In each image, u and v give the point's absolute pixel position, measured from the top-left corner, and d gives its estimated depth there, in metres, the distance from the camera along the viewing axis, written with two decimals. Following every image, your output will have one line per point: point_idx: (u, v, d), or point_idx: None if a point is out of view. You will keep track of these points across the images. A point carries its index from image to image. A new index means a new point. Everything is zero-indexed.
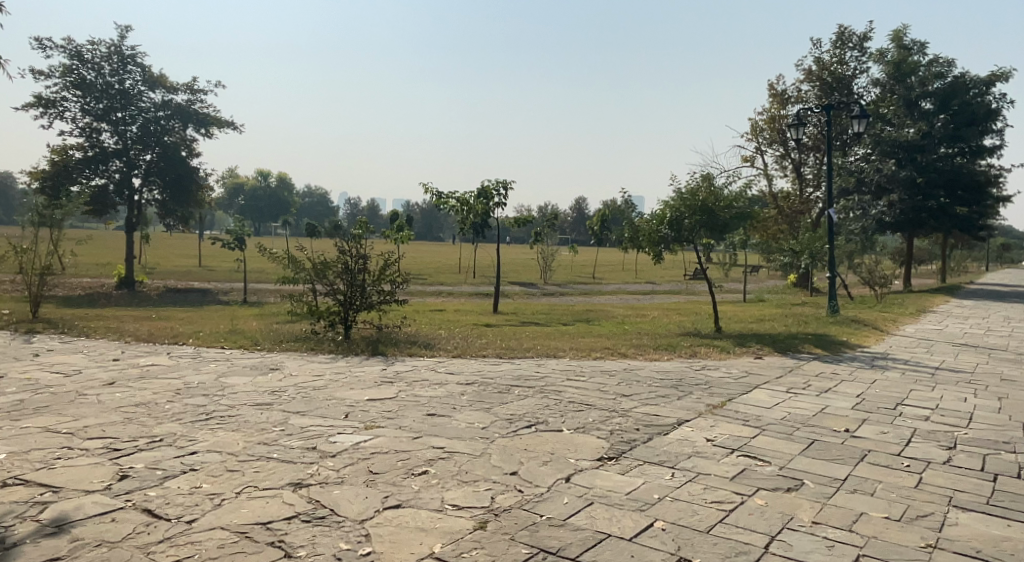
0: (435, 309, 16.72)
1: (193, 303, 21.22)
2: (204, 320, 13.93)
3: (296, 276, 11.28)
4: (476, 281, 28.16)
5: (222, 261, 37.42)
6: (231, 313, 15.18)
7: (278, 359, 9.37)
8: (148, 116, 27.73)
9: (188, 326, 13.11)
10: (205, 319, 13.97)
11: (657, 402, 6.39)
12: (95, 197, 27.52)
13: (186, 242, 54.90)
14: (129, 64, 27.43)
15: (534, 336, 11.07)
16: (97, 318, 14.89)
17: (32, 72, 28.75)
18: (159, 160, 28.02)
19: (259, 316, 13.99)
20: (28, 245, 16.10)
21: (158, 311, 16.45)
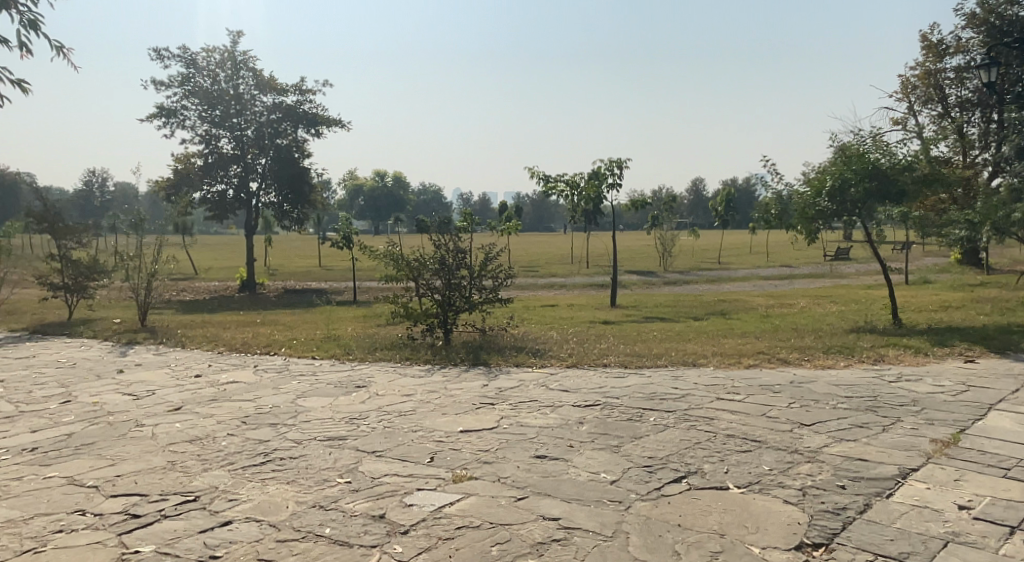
0: (548, 306, 15.15)
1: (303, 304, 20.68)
2: (302, 326, 12.91)
3: (389, 275, 10.07)
4: (590, 271, 26.49)
5: (337, 260, 37.42)
6: (332, 317, 14.15)
7: (367, 373, 8.10)
8: (262, 120, 27.44)
9: (285, 333, 12.09)
10: (303, 325, 12.95)
11: (854, 440, 4.64)
12: (216, 204, 27.64)
13: (304, 243, 56.07)
14: (242, 69, 27.29)
15: (665, 337, 9.31)
16: (199, 326, 14.21)
17: (153, 83, 29.22)
18: (274, 164, 27.77)
19: (356, 321, 12.87)
20: (134, 253, 15.53)
21: (262, 316, 15.67)
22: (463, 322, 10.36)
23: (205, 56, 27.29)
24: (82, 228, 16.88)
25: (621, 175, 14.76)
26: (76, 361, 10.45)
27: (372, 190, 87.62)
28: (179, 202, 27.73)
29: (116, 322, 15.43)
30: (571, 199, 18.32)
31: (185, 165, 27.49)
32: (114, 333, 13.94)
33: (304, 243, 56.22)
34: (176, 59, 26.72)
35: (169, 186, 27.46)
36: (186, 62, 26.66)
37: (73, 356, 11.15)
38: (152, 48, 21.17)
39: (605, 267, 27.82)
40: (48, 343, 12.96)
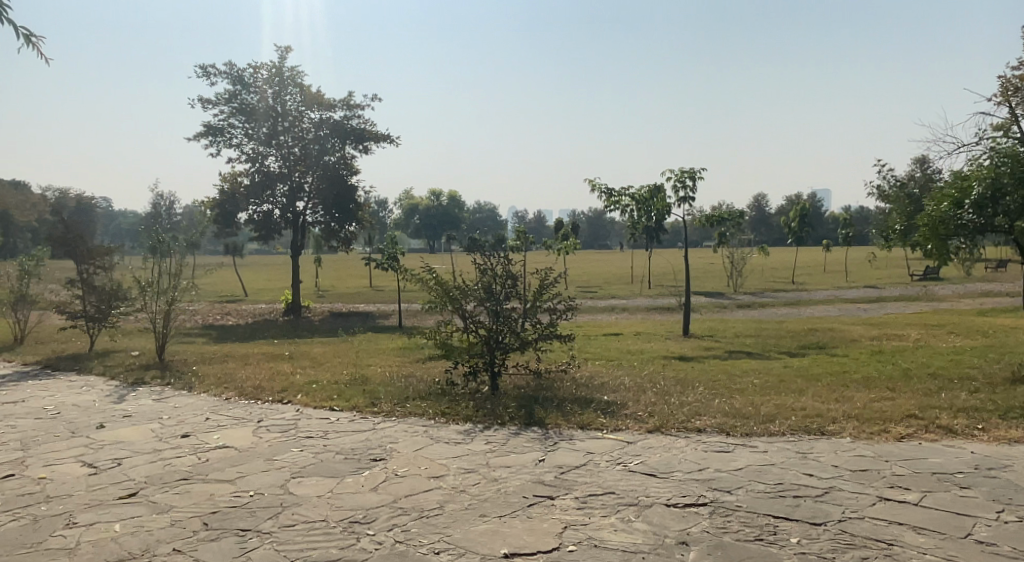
0: (611, 337, 13.19)
1: (343, 329, 19.21)
2: (330, 362, 11.26)
3: (426, 303, 8.35)
4: (653, 292, 24.48)
5: (384, 282, 36.05)
6: (366, 351, 12.49)
7: (391, 434, 6.34)
8: (310, 137, 25.73)
9: (310, 371, 10.44)
10: (332, 361, 11.29)
11: None
12: (262, 225, 26.11)
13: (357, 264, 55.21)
14: (289, 85, 25.48)
15: (770, 383, 7.32)
16: (219, 360, 12.70)
17: (201, 101, 28.00)
18: (321, 182, 26.08)
19: (392, 357, 11.14)
20: (150, 280, 14.11)
21: (292, 347, 14.10)
22: (514, 364, 8.56)
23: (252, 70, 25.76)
24: (104, 252, 15.67)
25: (695, 188, 12.78)
26: (63, 414, 8.98)
27: (425, 209, 86.93)
28: (224, 223, 26.35)
29: (134, 356, 14.07)
30: (630, 214, 16.38)
31: (232, 184, 26.13)
32: (125, 369, 12.56)
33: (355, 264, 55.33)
34: (222, 74, 25.29)
35: (215, 207, 26.12)
36: (231, 77, 25.18)
37: (66, 404, 9.71)
38: (196, 66, 19.76)
39: (669, 287, 25.77)
40: (50, 386, 11.63)
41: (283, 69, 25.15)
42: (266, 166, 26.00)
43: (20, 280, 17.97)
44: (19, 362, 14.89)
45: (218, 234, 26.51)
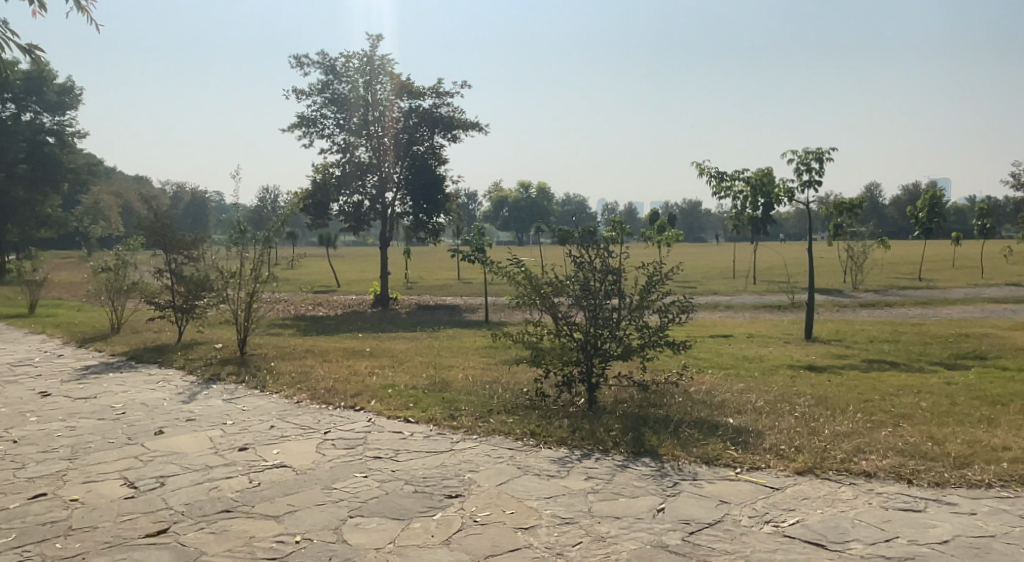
0: (721, 338, 11.71)
1: (430, 321, 18.43)
2: (410, 362, 10.31)
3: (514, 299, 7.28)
4: (759, 288, 22.68)
5: (474, 274, 35.27)
6: (451, 349, 11.49)
7: (470, 457, 5.27)
8: (399, 127, 24.56)
9: (388, 372, 9.50)
10: (414, 361, 10.33)
11: None
12: (353, 216, 25.38)
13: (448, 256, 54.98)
14: (380, 74, 24.14)
15: (943, 406, 5.84)
16: (298, 355, 11.99)
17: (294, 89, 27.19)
18: (410, 173, 24.94)
19: (478, 358, 10.08)
20: (233, 270, 13.66)
21: (375, 343, 13.28)
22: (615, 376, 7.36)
23: (343, 57, 24.83)
24: (190, 241, 15.30)
25: (822, 170, 11.22)
26: (129, 416, 8.40)
27: (516, 201, 86.34)
28: (317, 215, 25.77)
29: (215, 349, 13.61)
30: (736, 202, 14.83)
31: (323, 175, 25.38)
32: (204, 363, 12.05)
33: (445, 255, 55.08)
34: (314, 63, 24.53)
35: (306, 198, 25.42)
36: (322, 65, 24.34)
37: (136, 404, 9.17)
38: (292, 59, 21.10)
39: (778, 282, 23.85)
40: (129, 380, 11.26)
41: (372, 56, 24.06)
42: (357, 156, 25.05)
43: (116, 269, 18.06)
44: (107, 352, 14.76)
45: (311, 225, 26.03)
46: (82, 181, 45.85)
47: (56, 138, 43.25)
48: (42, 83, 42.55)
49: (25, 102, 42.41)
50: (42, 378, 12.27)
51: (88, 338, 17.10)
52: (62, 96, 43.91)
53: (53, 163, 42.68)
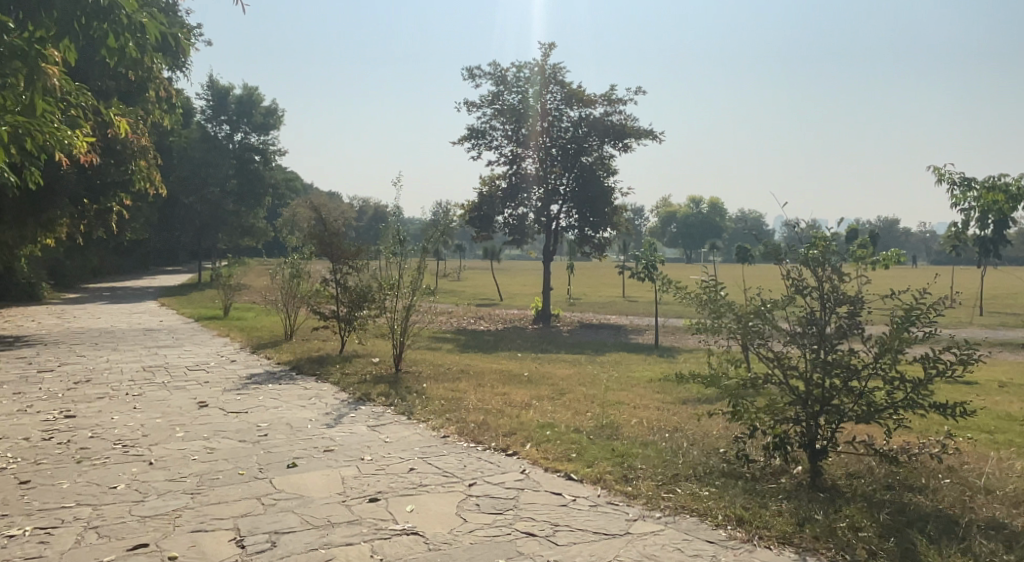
0: (963, 387, 9.46)
1: (600, 342, 17.10)
2: (573, 395, 8.98)
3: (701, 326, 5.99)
4: (987, 322, 19.30)
5: (643, 292, 33.47)
6: (620, 382, 10.06)
7: (654, 552, 3.99)
8: (567, 138, 23.21)
9: (547, 407, 8.24)
10: (576, 395, 9.01)
11: None
12: (517, 230, 24.33)
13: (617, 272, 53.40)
14: (550, 83, 23.13)
15: None
16: (452, 377, 11.01)
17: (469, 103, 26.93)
18: (577, 185, 23.48)
19: (653, 396, 8.59)
20: (392, 281, 13.09)
21: (535, 366, 12.06)
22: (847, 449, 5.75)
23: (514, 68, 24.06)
24: (355, 250, 14.93)
25: None
26: (270, 439, 7.77)
27: (686, 216, 83.38)
28: (481, 227, 24.99)
29: (371, 364, 13.00)
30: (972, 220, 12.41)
31: (490, 187, 24.68)
32: (357, 380, 11.39)
33: (614, 272, 53.49)
34: (485, 74, 23.91)
35: (472, 210, 24.86)
36: (493, 76, 23.68)
37: (282, 424, 8.59)
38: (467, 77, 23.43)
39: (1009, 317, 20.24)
40: (284, 393, 10.87)
41: (543, 65, 23.12)
42: (525, 169, 24.13)
43: (293, 277, 18.31)
44: (273, 359, 14.67)
45: (475, 237, 25.32)
46: (280, 195, 49.13)
47: (261, 156, 46.68)
48: (249, 106, 46.07)
49: (236, 123, 46.08)
50: (206, 385, 12.22)
51: (261, 343, 17.32)
52: (267, 117, 46.72)
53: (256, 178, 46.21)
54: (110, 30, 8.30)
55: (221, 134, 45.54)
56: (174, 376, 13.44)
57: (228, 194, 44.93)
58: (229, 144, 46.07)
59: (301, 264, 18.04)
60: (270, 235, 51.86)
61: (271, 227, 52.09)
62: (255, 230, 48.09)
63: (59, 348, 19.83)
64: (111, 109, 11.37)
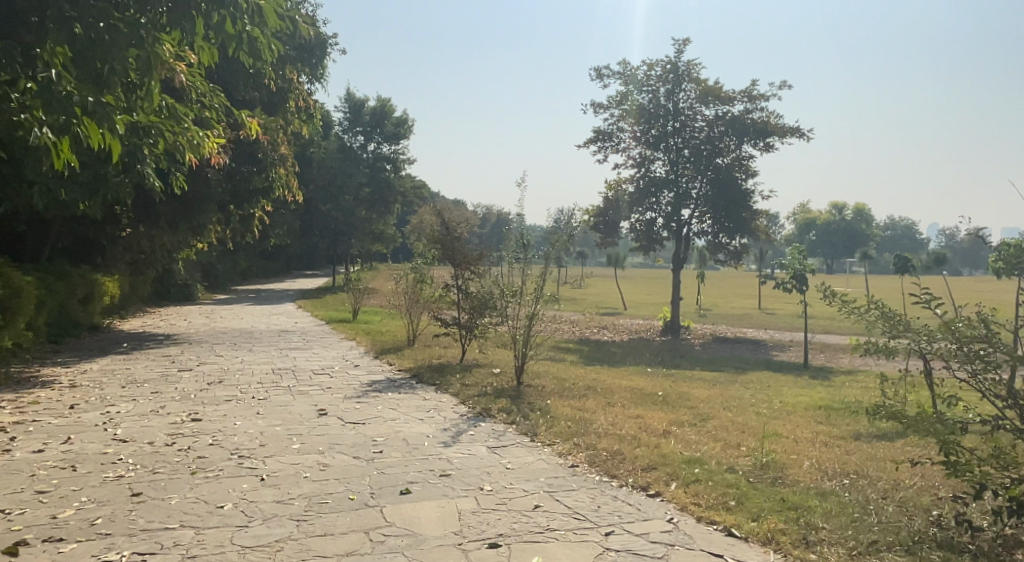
0: None
1: (741, 357, 15.78)
2: (716, 426, 7.90)
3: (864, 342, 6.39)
4: None
5: (780, 304, 31.30)
6: (769, 412, 8.86)
7: None
8: (700, 137, 21.92)
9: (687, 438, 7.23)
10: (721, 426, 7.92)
11: None
12: (644, 235, 23.13)
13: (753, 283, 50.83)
14: (684, 81, 22.00)
15: None
16: (578, 394, 10.13)
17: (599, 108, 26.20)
18: (710, 187, 22.07)
19: (813, 434, 7.38)
20: (515, 287, 12.42)
21: (668, 384, 11.00)
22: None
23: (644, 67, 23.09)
24: (477, 256, 14.39)
25: None
26: (384, 457, 7.21)
27: (826, 224, 78.83)
28: (607, 232, 23.97)
29: (492, 375, 12.30)
30: None
31: (616, 191, 23.58)
32: (477, 392, 10.74)
33: (750, 283, 51.01)
34: (614, 73, 23.04)
35: (597, 215, 23.91)
36: (622, 75, 22.79)
37: (398, 439, 8.02)
38: (596, 73, 23.22)
39: None
40: (403, 404, 10.37)
41: (677, 62, 22.03)
42: (654, 172, 22.95)
43: (417, 282, 18.04)
44: (395, 365, 14.33)
45: (600, 243, 24.32)
46: (410, 202, 49.91)
47: (393, 165, 47.72)
48: (383, 116, 47.25)
49: (370, 133, 47.28)
50: (328, 389, 11.93)
51: (384, 349, 17.08)
52: (398, 127, 47.54)
53: (387, 186, 47.30)
54: (229, 15, 8.06)
55: (356, 144, 46.98)
56: (299, 379, 13.28)
57: (361, 202, 46.09)
58: (363, 154, 47.36)
59: (426, 269, 17.76)
60: (399, 240, 52.80)
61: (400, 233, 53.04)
62: (385, 236, 49.15)
63: (199, 347, 20.48)
64: (242, 110, 11.15)
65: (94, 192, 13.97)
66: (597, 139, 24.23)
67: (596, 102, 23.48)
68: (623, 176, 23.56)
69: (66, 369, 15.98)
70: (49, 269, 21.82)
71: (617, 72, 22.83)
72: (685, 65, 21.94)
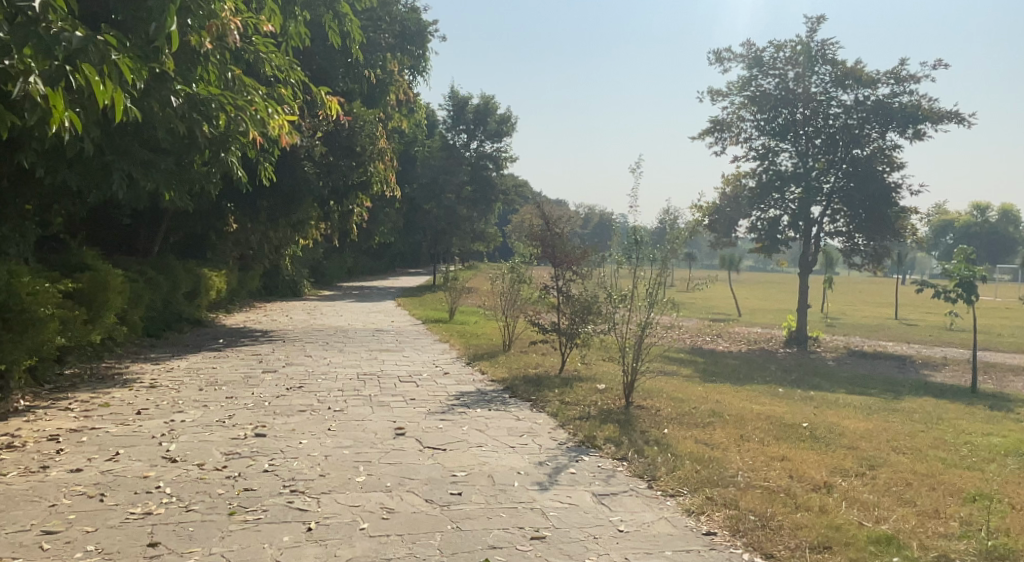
0: None
1: (890, 377, 13.56)
2: (895, 485, 6.07)
3: None
4: None
5: (917, 313, 28.19)
6: (957, 464, 6.87)
7: None
8: (836, 126, 19.54)
9: (863, 509, 5.45)
10: (903, 486, 6.04)
11: None
12: (766, 235, 20.87)
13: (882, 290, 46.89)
14: (818, 63, 19.69)
15: None
16: (702, 423, 8.36)
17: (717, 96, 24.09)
18: (846, 181, 19.62)
19: None
20: (627, 289, 10.51)
21: (811, 413, 9.08)
22: None
23: (770, 49, 20.91)
24: (580, 254, 12.76)
25: None
26: (464, 502, 5.80)
27: (964, 228, 72.74)
28: (723, 232, 21.83)
29: (596, 392, 10.65)
30: None
31: (735, 187, 21.45)
32: (579, 413, 9.15)
33: (877, 290, 47.17)
34: (736, 56, 20.96)
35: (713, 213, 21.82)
36: (745, 58, 20.67)
37: (483, 476, 6.59)
38: (714, 56, 21.23)
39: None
40: (494, 423, 8.94)
41: (809, 42, 19.77)
42: (780, 165, 20.70)
43: (516, 283, 16.60)
44: (488, 374, 12.94)
45: (714, 243, 22.21)
46: (511, 201, 48.74)
47: (495, 163, 46.66)
48: (486, 113, 46.24)
49: (473, 132, 46.54)
50: (411, 401, 10.59)
51: (478, 354, 15.71)
52: (501, 124, 46.48)
53: (488, 184, 46.35)
54: None
55: (458, 142, 46.24)
56: (384, 387, 12.09)
57: (463, 200, 45.30)
58: (466, 152, 46.62)
59: (525, 269, 16.28)
60: (501, 239, 51.69)
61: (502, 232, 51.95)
62: (486, 235, 48.16)
63: (291, 346, 19.76)
64: (322, 86, 9.96)
65: (179, 180, 13.20)
66: (714, 129, 22.18)
67: (715, 88, 21.51)
68: (742, 170, 21.42)
69: (154, 367, 15.39)
70: (149, 264, 21.63)
71: (739, 54, 20.78)
72: (820, 45, 19.63)
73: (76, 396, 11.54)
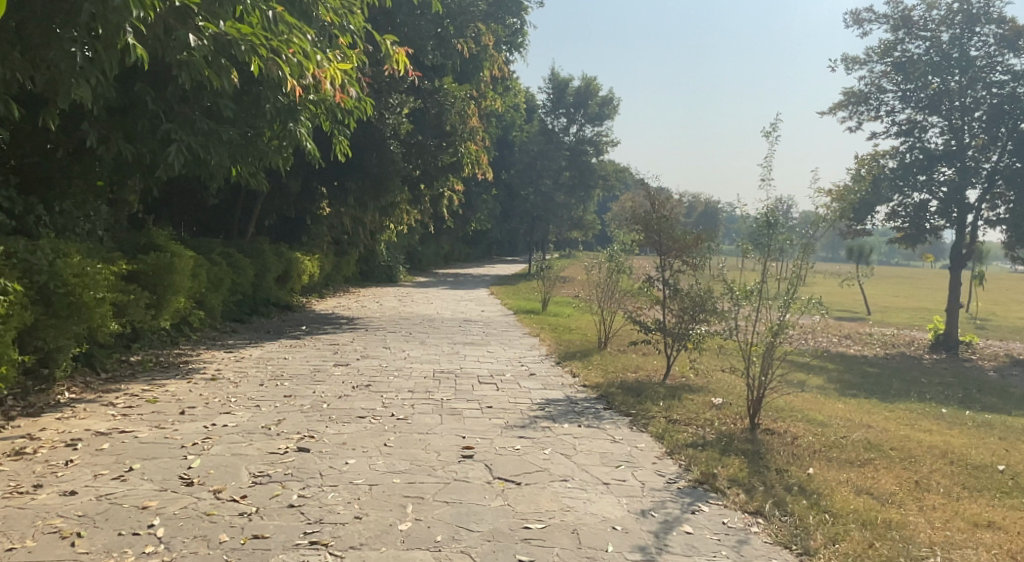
0: None
1: None
2: None
3: None
4: None
5: None
6: None
7: None
8: (1001, 94, 16.68)
9: None
10: None
11: None
12: (910, 222, 18.18)
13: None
14: (979, 21, 16.85)
15: None
16: (856, 461, 6.39)
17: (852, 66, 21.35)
18: (1012, 160, 16.72)
19: None
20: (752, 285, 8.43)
21: (1003, 451, 6.95)
22: None
23: (920, 7, 18.19)
24: (693, 241, 10.80)
25: None
26: None
27: None
28: (855, 218, 19.21)
29: (710, 408, 8.76)
30: None
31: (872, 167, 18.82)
32: (692, 436, 7.31)
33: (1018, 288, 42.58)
34: (879, 17, 18.31)
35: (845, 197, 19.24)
36: (890, 18, 18.02)
37: (564, 530, 4.92)
38: (851, 17, 18.65)
39: None
40: (586, 445, 7.21)
41: None
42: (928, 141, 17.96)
43: (615, 275, 14.76)
44: (581, 377, 11.22)
45: (844, 232, 19.59)
46: (611, 187, 46.63)
47: (595, 148, 44.66)
48: (587, 96, 44.26)
49: (573, 115, 44.61)
50: (487, 410, 8.98)
51: (571, 352, 14.00)
52: (603, 107, 44.46)
53: (587, 169, 44.43)
54: None
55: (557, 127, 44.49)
56: (460, 389, 10.55)
57: (561, 186, 43.56)
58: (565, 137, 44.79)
59: (626, 259, 14.42)
60: (600, 228, 49.63)
61: (601, 221, 49.91)
62: (584, 223, 46.26)
63: (373, 335, 18.61)
64: (388, 34, 8.44)
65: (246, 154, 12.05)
66: (850, 102, 19.58)
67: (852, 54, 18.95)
68: (881, 149, 18.76)
69: (225, 355, 14.42)
70: (235, 246, 20.93)
71: (881, 14, 18.14)
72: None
73: (128, 389, 10.54)
